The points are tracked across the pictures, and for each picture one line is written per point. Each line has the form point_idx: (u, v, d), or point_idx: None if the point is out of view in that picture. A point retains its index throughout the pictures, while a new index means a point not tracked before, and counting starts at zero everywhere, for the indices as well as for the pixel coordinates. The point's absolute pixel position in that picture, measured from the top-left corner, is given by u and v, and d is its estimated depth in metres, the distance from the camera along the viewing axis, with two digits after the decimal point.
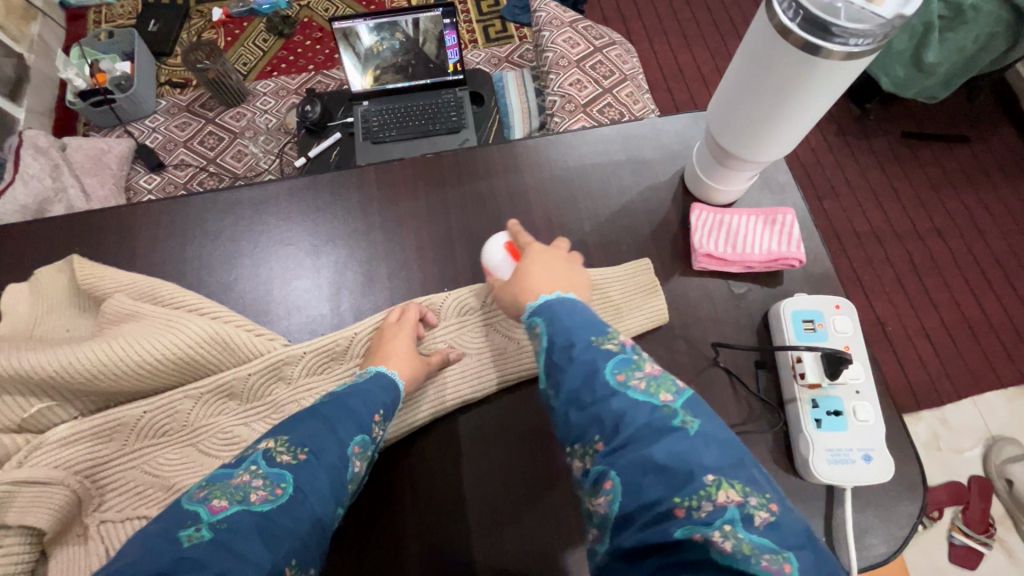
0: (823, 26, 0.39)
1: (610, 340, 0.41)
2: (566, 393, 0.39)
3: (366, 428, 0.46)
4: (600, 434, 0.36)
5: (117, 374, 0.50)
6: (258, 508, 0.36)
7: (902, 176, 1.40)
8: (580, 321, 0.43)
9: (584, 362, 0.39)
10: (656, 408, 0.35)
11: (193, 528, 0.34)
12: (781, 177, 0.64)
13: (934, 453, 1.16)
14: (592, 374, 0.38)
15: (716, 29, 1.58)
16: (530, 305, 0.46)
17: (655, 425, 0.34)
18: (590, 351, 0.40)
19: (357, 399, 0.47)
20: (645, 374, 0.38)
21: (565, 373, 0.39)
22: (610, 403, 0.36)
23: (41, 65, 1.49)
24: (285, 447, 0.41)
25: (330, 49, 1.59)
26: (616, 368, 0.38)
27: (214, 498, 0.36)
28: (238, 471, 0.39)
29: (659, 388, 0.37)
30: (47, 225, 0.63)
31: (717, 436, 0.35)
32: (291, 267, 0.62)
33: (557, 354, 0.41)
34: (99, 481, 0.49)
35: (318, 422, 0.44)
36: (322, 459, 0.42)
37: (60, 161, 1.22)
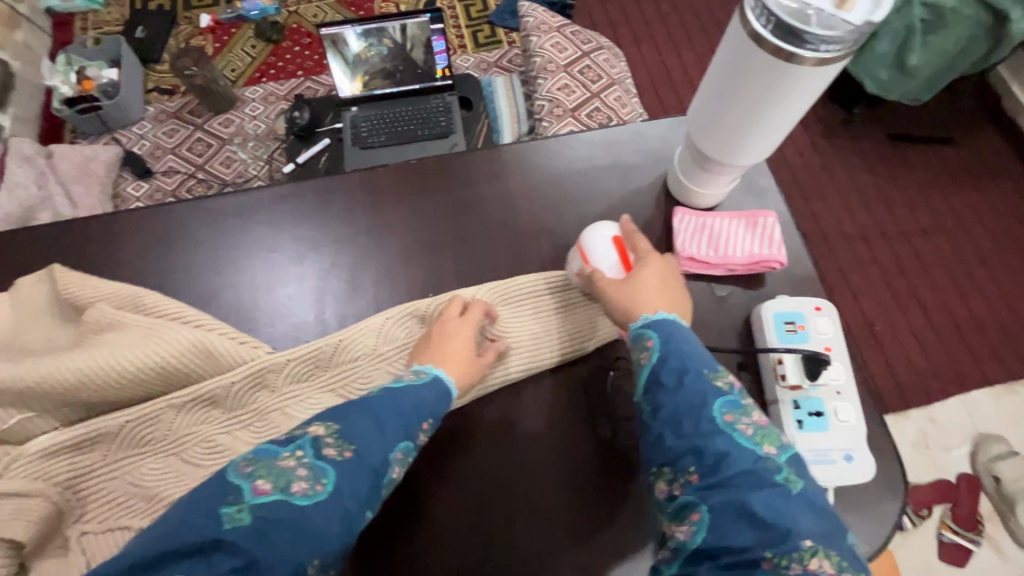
0: (794, 33, 0.40)
1: (721, 377, 0.44)
2: (667, 414, 0.42)
3: (412, 433, 0.45)
4: (696, 466, 0.39)
5: (97, 384, 0.49)
6: (295, 502, 0.37)
7: (887, 177, 1.41)
8: (694, 351, 0.45)
9: (695, 393, 0.42)
10: (760, 457, 0.39)
11: (235, 508, 0.36)
12: (763, 180, 0.65)
13: (923, 452, 1.16)
14: (700, 408, 0.41)
15: (703, 34, 1.60)
16: (644, 317, 0.47)
17: (758, 474, 0.38)
18: (701, 383, 0.43)
19: (412, 405, 0.46)
20: (752, 423, 0.41)
21: (671, 397, 0.42)
22: (715, 441, 0.39)
23: (27, 72, 1.48)
24: (334, 439, 0.41)
25: (319, 55, 1.59)
26: (726, 410, 0.41)
27: (259, 478, 0.38)
28: (285, 453, 0.40)
29: (766, 439, 0.40)
30: (28, 234, 0.62)
31: (813, 501, 0.38)
32: (276, 275, 0.62)
33: (667, 376, 0.43)
34: (80, 492, 0.49)
35: (368, 419, 0.43)
36: (365, 460, 0.41)
37: (46, 169, 1.23)
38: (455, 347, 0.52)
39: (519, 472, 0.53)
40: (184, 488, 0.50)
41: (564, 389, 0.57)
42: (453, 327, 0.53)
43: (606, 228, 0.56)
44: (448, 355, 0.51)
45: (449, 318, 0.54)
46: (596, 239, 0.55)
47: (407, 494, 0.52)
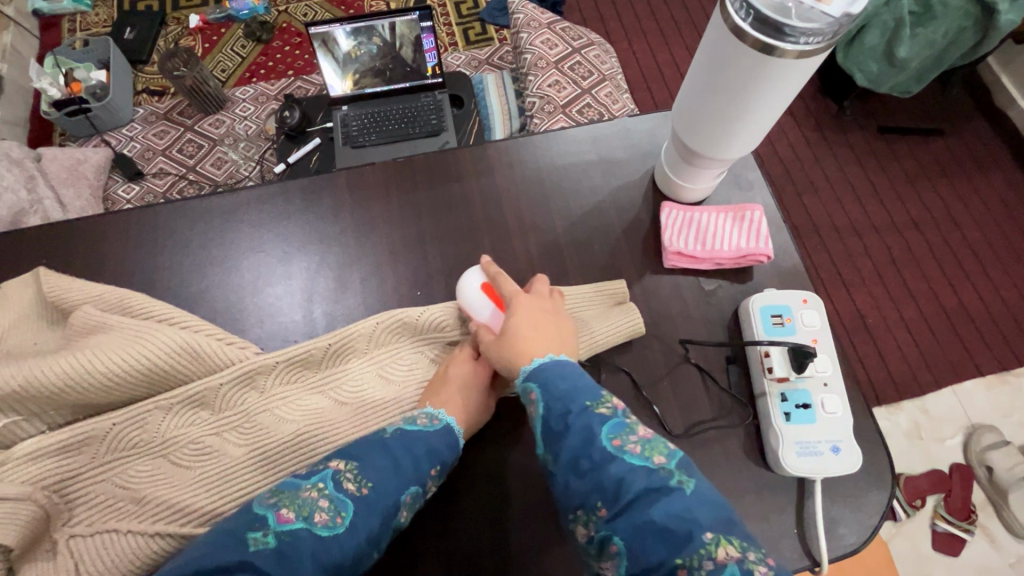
0: (775, 26, 0.40)
1: (603, 404, 0.44)
2: (565, 458, 0.41)
3: (423, 479, 0.47)
4: (602, 500, 0.39)
5: (85, 386, 0.49)
6: (318, 532, 0.41)
7: (878, 169, 1.42)
8: (575, 383, 0.45)
9: (581, 428, 0.42)
10: (652, 471, 0.39)
11: (260, 534, 0.39)
12: (750, 174, 0.65)
13: (915, 442, 1.17)
14: (588, 440, 0.41)
15: (693, 29, 1.60)
16: (526, 369, 0.47)
17: (654, 487, 0.38)
18: (583, 416, 0.42)
19: (423, 449, 0.48)
20: (639, 437, 0.41)
21: (564, 438, 0.42)
22: (608, 469, 0.39)
23: (14, 75, 1.47)
24: (352, 475, 0.45)
25: (309, 54, 1.58)
26: (612, 433, 0.41)
27: (283, 507, 0.42)
28: (307, 485, 0.44)
29: (653, 450, 0.40)
30: (12, 238, 0.62)
31: (709, 494, 0.39)
32: (262, 274, 0.62)
33: (554, 421, 0.43)
34: (68, 496, 0.48)
35: (383, 455, 0.46)
36: (379, 499, 0.44)
37: (36, 173, 1.19)
38: (468, 394, 0.53)
39: (509, 469, 0.54)
40: (173, 490, 0.50)
41: None
42: (466, 369, 0.54)
43: (472, 278, 0.56)
44: (460, 401, 0.52)
45: (465, 359, 0.55)
46: (468, 295, 0.55)
47: None
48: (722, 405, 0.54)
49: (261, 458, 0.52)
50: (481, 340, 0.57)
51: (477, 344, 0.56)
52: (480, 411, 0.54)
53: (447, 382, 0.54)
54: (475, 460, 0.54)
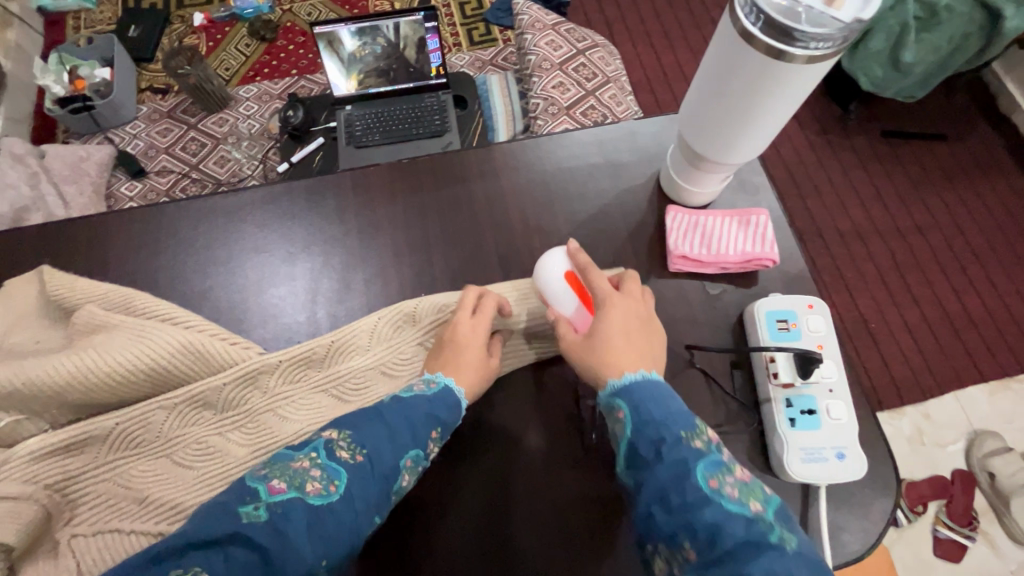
0: (785, 32, 0.40)
1: (697, 437, 0.43)
2: (652, 489, 0.40)
3: (422, 443, 0.47)
4: (691, 541, 0.37)
5: (87, 386, 0.49)
6: (311, 500, 0.41)
7: (882, 174, 1.41)
8: (668, 411, 0.44)
9: (673, 459, 0.40)
10: (751, 519, 0.37)
11: (252, 506, 0.40)
12: (756, 178, 0.65)
13: (917, 448, 1.17)
14: (681, 475, 0.40)
15: (698, 31, 1.59)
16: (612, 384, 0.47)
17: (753, 541, 0.35)
18: (677, 448, 0.41)
19: (422, 412, 0.48)
20: (735, 480, 0.40)
21: (653, 469, 0.41)
22: (702, 510, 0.37)
23: (18, 72, 1.47)
24: (346, 444, 0.45)
25: (313, 53, 1.58)
26: (707, 472, 0.39)
27: (274, 478, 0.42)
28: (299, 455, 0.44)
29: (751, 496, 0.39)
30: (16, 235, 0.62)
31: (811, 556, 0.36)
32: (266, 274, 0.62)
33: (643, 447, 0.42)
34: (70, 495, 0.48)
35: (379, 424, 0.46)
36: (374, 466, 0.44)
37: (39, 170, 1.21)
38: (472, 359, 0.53)
39: (512, 472, 0.53)
40: (174, 490, 0.50)
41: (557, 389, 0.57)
42: (465, 329, 0.54)
43: (556, 264, 0.54)
44: (464, 367, 0.52)
45: (462, 320, 0.54)
46: (550, 282, 0.54)
47: None
48: (727, 411, 0.54)
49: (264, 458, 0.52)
50: (476, 295, 0.56)
51: (472, 300, 0.55)
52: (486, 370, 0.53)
53: (450, 345, 0.54)
54: (478, 463, 0.54)
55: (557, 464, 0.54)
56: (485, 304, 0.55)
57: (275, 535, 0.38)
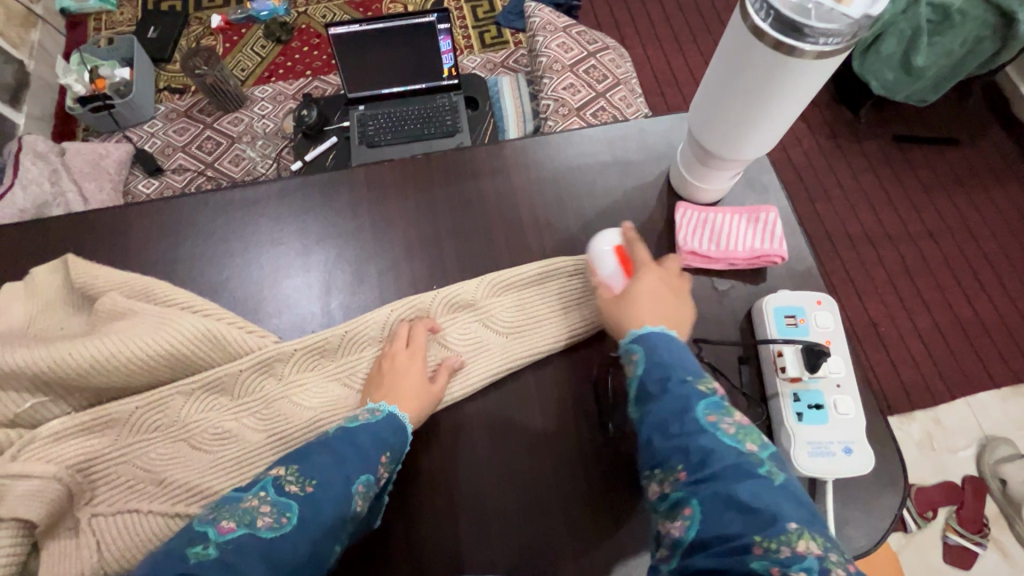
0: (794, 27, 0.40)
1: (704, 383, 0.44)
2: (654, 419, 0.42)
3: (373, 467, 0.47)
4: (683, 464, 0.39)
5: (109, 370, 0.51)
6: (261, 534, 0.41)
7: (893, 178, 1.41)
8: (679, 359, 0.45)
9: (679, 396, 0.42)
10: (743, 452, 0.39)
11: (201, 547, 0.39)
12: (765, 176, 0.65)
13: (928, 453, 1.16)
14: (682, 410, 0.42)
15: (708, 35, 1.60)
16: (633, 332, 0.48)
17: (743, 466, 0.38)
18: (682, 387, 0.43)
19: (368, 439, 0.48)
20: (735, 421, 0.41)
21: (657, 401, 0.43)
22: (699, 438, 0.40)
23: (41, 71, 1.51)
24: (295, 477, 0.45)
25: (327, 55, 1.60)
26: (709, 410, 0.41)
27: (222, 519, 0.41)
28: (248, 495, 0.44)
29: (748, 436, 0.40)
30: (41, 226, 0.64)
31: (794, 490, 0.38)
32: (281, 266, 0.63)
33: (651, 384, 0.44)
34: (91, 475, 0.49)
35: (328, 454, 0.46)
36: (328, 493, 0.44)
37: (60, 166, 1.23)
38: (409, 382, 0.53)
39: (521, 462, 0.54)
40: (191, 473, 0.51)
41: (566, 380, 0.57)
42: (399, 359, 0.55)
43: (607, 238, 0.57)
44: (403, 390, 0.53)
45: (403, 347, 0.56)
46: (597, 249, 0.56)
47: (408, 480, 0.53)
48: (734, 405, 0.54)
49: (280, 443, 0.53)
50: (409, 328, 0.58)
51: (405, 334, 0.57)
52: (429, 395, 0.54)
53: (387, 376, 0.54)
54: (486, 453, 0.54)
55: (564, 455, 0.54)
56: (416, 337, 0.56)
57: (222, 569, 0.38)
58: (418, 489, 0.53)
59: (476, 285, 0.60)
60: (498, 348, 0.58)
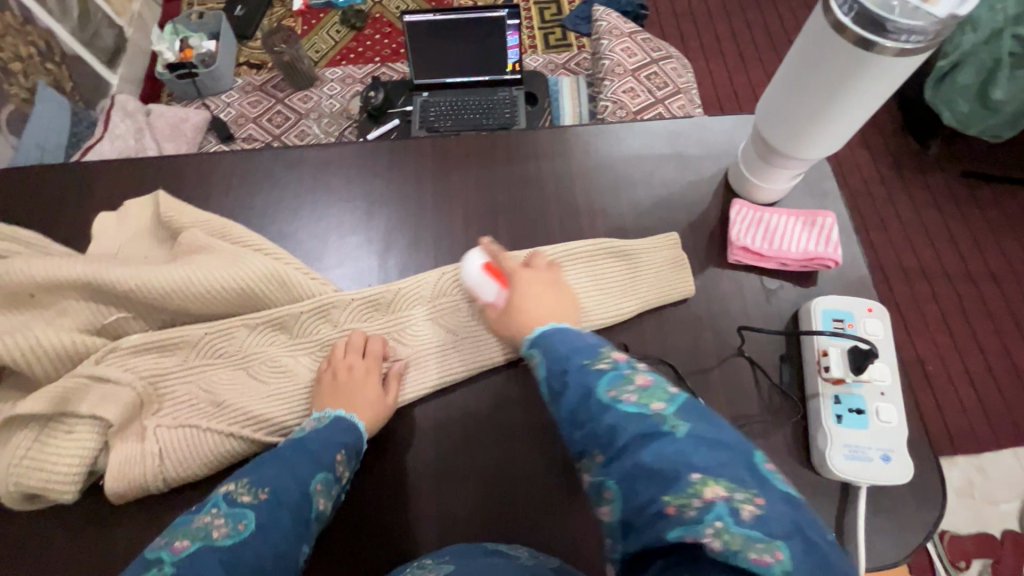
0: (877, 23, 0.41)
1: (603, 358, 0.43)
2: (566, 413, 0.41)
3: (329, 465, 0.49)
4: (598, 448, 0.38)
5: (185, 296, 0.55)
6: (220, 543, 0.40)
7: (957, 214, 1.36)
8: (574, 344, 0.45)
9: (578, 383, 0.42)
10: (646, 416, 0.37)
11: (157, 568, 0.38)
12: (826, 184, 0.65)
13: (966, 501, 1.11)
14: (585, 395, 0.41)
15: (774, 53, 1.59)
16: (530, 338, 0.48)
17: (646, 432, 0.36)
18: (581, 372, 0.42)
19: (318, 441, 0.50)
20: (637, 386, 0.40)
21: (564, 395, 0.42)
22: (603, 418, 0.38)
23: (137, 38, 1.63)
24: (246, 488, 0.45)
25: (397, 44, 1.67)
26: (608, 386, 0.40)
27: (176, 540, 0.40)
28: (200, 514, 0.43)
29: (651, 397, 0.38)
30: (135, 165, 0.70)
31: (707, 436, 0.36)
32: (345, 223, 0.67)
33: (554, 381, 0.44)
34: (159, 389, 0.53)
35: (279, 463, 0.47)
36: (281, 498, 0.45)
37: (144, 125, 1.33)
38: (366, 395, 0.54)
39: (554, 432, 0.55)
40: (247, 399, 0.54)
41: None
42: (355, 373, 0.55)
43: (472, 260, 0.57)
44: (357, 401, 0.54)
45: (353, 359, 0.56)
46: (472, 278, 0.57)
47: (445, 434, 0.56)
48: (772, 401, 0.54)
49: None
50: (364, 338, 0.58)
51: (360, 344, 0.58)
52: (383, 407, 0.55)
53: (341, 390, 0.54)
54: (521, 416, 0.56)
55: None
56: (371, 347, 0.58)
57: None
58: (453, 443, 0.55)
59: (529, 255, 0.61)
60: (447, 351, 0.59)
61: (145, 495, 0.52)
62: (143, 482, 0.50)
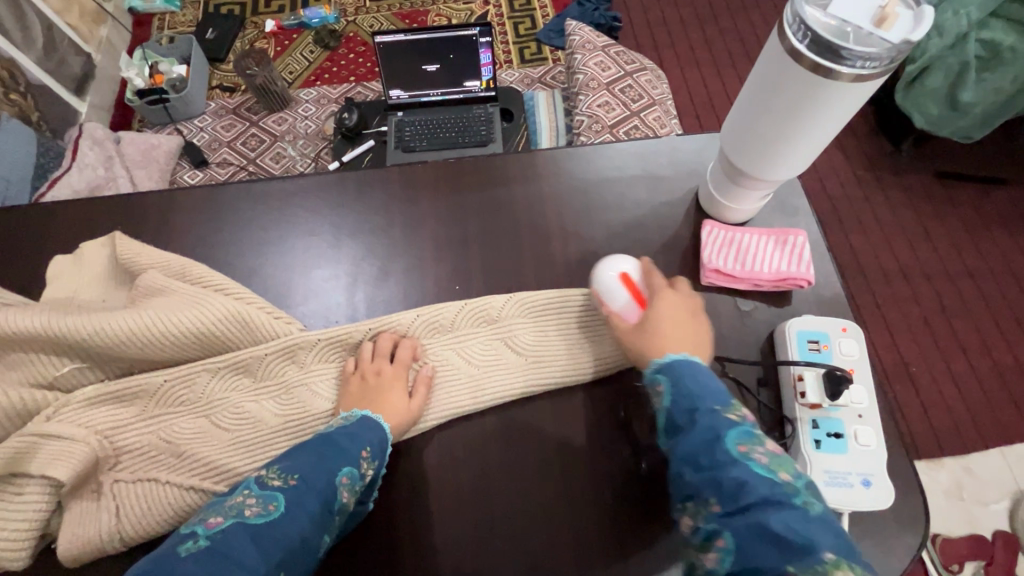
0: (832, 49, 0.40)
1: (733, 410, 0.45)
2: (685, 451, 0.43)
3: (354, 460, 0.48)
4: (716, 496, 0.39)
5: (143, 344, 0.53)
6: (250, 522, 0.41)
7: (933, 215, 1.37)
8: (705, 388, 0.46)
9: (706, 427, 0.43)
10: (777, 483, 0.39)
11: (192, 541, 0.39)
12: (796, 200, 0.65)
13: (955, 502, 1.10)
14: (713, 440, 0.42)
15: (747, 61, 1.60)
16: (656, 362, 0.49)
17: (776, 498, 0.38)
18: (712, 417, 0.44)
19: (345, 438, 0.49)
20: (766, 450, 0.41)
21: (687, 433, 0.44)
22: (730, 470, 0.40)
23: (106, 65, 1.61)
24: (277, 474, 0.45)
25: (372, 62, 1.66)
26: (738, 439, 0.42)
27: (210, 516, 0.41)
28: (233, 495, 0.44)
29: (780, 465, 0.40)
30: (93, 203, 0.68)
31: (833, 522, 0.38)
32: (312, 257, 0.65)
33: (680, 416, 0.45)
34: (116, 444, 0.51)
35: (309, 452, 0.47)
36: (310, 484, 0.45)
37: (114, 153, 1.29)
38: (393, 399, 0.54)
39: (529, 466, 0.54)
40: (210, 449, 0.53)
41: (579, 389, 0.58)
42: (384, 375, 0.55)
43: (616, 264, 0.56)
44: (384, 404, 0.54)
45: (381, 365, 0.56)
46: (604, 280, 0.56)
47: (416, 473, 0.54)
48: (749, 427, 0.53)
49: (297, 429, 0.55)
50: (393, 343, 0.58)
51: (388, 349, 0.58)
52: (409, 413, 0.54)
53: (369, 393, 0.54)
54: (493, 452, 0.55)
55: (573, 461, 0.54)
56: (400, 352, 0.57)
57: (212, 558, 0.37)
58: (425, 484, 0.54)
59: (507, 298, 0.60)
60: (469, 380, 0.58)
61: (101, 555, 0.49)
62: (99, 543, 0.48)
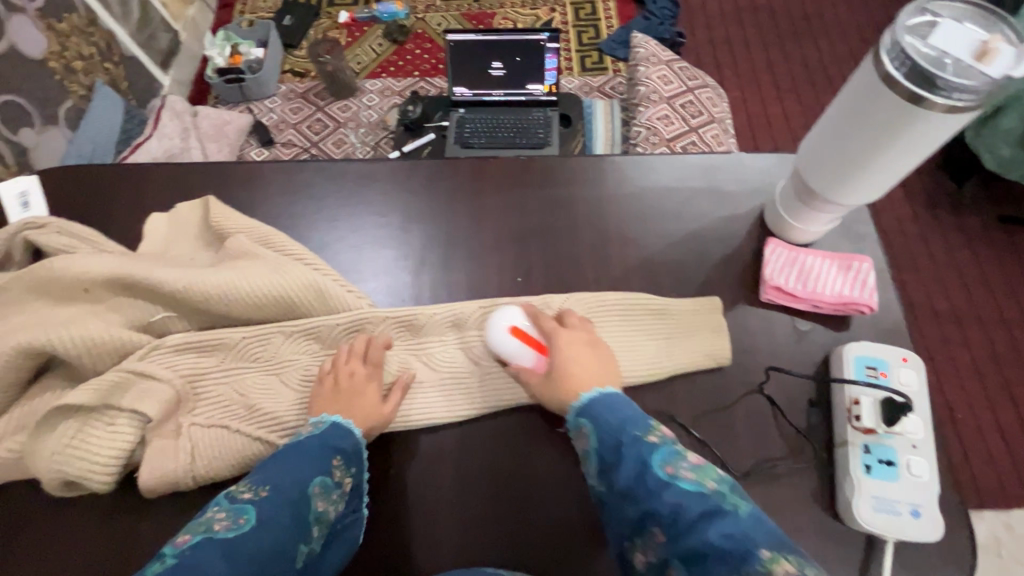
0: (928, 79, 0.41)
1: (653, 433, 0.47)
2: (621, 486, 0.44)
3: (326, 468, 0.50)
4: (659, 525, 0.40)
5: (229, 300, 0.57)
6: (221, 535, 0.41)
7: (994, 260, 1.33)
8: (623, 414, 0.48)
9: (634, 457, 0.44)
10: (705, 494, 0.40)
11: (160, 560, 0.38)
12: (862, 227, 0.65)
13: (991, 557, 1.06)
14: (641, 470, 0.44)
15: (811, 88, 1.58)
16: (575, 404, 0.50)
17: (712, 510, 0.39)
18: (635, 446, 0.45)
19: (314, 444, 0.51)
20: (690, 463, 0.44)
21: (617, 469, 0.45)
22: (663, 496, 0.41)
23: (190, 42, 1.71)
24: (246, 487, 0.46)
25: (436, 59, 1.71)
26: (663, 461, 0.44)
27: (179, 536, 0.41)
28: (204, 514, 0.44)
29: (706, 475, 0.42)
30: (186, 168, 0.73)
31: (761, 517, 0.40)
32: (381, 237, 0.69)
33: (607, 454, 0.46)
34: (196, 389, 0.55)
35: (275, 466, 0.48)
36: (280, 495, 0.46)
37: (190, 126, 1.37)
38: (367, 400, 0.55)
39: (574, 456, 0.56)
40: (277, 405, 0.56)
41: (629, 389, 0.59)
42: (357, 377, 0.56)
43: (506, 317, 0.57)
44: (352, 407, 0.54)
45: (354, 367, 0.57)
46: (502, 345, 0.56)
47: (466, 451, 0.57)
48: (797, 445, 0.54)
49: None
50: (366, 342, 0.59)
51: (361, 349, 0.58)
52: (382, 417, 0.55)
53: (347, 393, 0.55)
54: (538, 438, 0.57)
55: None
56: (372, 353, 0.58)
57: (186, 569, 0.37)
58: (474, 460, 0.56)
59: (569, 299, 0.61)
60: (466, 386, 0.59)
61: (175, 488, 0.53)
62: (175, 476, 0.52)
